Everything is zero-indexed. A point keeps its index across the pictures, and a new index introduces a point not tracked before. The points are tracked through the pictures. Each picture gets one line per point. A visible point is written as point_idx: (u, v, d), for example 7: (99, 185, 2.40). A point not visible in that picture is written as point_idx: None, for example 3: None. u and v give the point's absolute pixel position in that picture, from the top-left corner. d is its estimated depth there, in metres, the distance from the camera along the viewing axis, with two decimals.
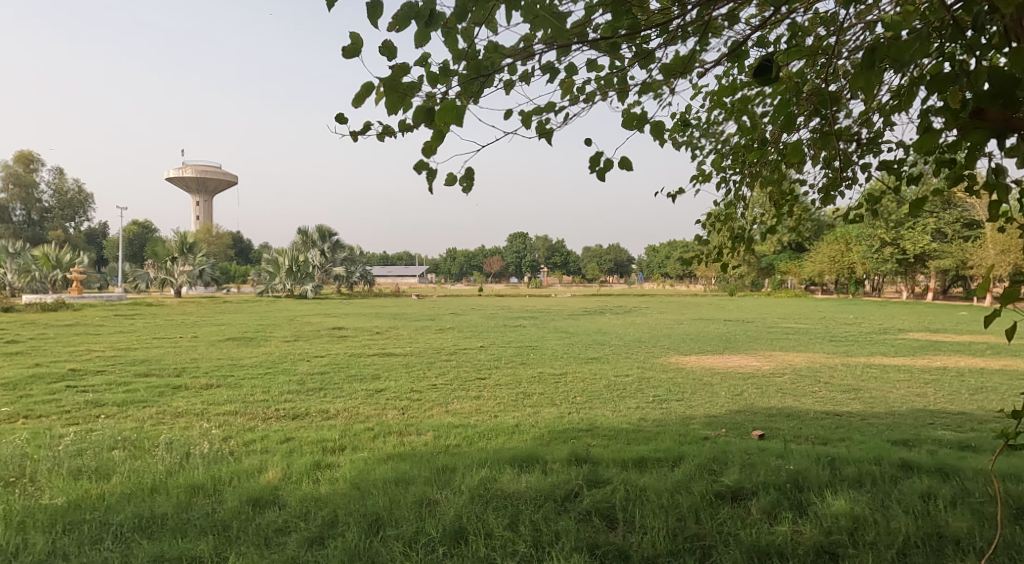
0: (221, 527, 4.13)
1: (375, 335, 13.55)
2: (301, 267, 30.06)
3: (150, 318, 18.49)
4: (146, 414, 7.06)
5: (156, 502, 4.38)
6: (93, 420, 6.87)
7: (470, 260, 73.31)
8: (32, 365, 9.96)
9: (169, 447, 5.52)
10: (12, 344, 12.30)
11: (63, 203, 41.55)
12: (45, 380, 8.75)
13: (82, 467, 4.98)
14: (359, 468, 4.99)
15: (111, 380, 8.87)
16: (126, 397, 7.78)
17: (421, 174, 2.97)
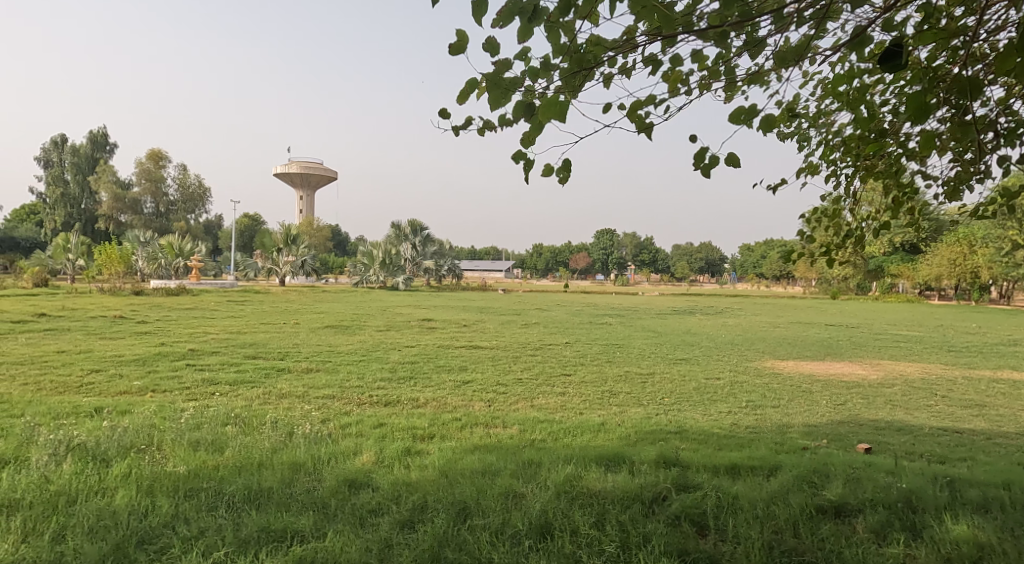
0: (320, 505, 4.27)
1: (462, 328, 13.77)
2: (393, 260, 31.24)
3: (257, 304, 19.34)
4: (254, 394, 7.38)
5: (263, 476, 4.58)
6: (208, 396, 7.25)
7: (557, 256, 73.55)
8: (157, 343, 10.68)
9: (275, 426, 5.77)
10: (138, 324, 13.19)
11: (186, 196, 43.60)
12: (169, 358, 9.34)
13: (200, 439, 5.25)
14: (447, 457, 5.06)
15: (224, 360, 9.36)
16: (237, 376, 8.20)
17: (520, 162, 3.35)
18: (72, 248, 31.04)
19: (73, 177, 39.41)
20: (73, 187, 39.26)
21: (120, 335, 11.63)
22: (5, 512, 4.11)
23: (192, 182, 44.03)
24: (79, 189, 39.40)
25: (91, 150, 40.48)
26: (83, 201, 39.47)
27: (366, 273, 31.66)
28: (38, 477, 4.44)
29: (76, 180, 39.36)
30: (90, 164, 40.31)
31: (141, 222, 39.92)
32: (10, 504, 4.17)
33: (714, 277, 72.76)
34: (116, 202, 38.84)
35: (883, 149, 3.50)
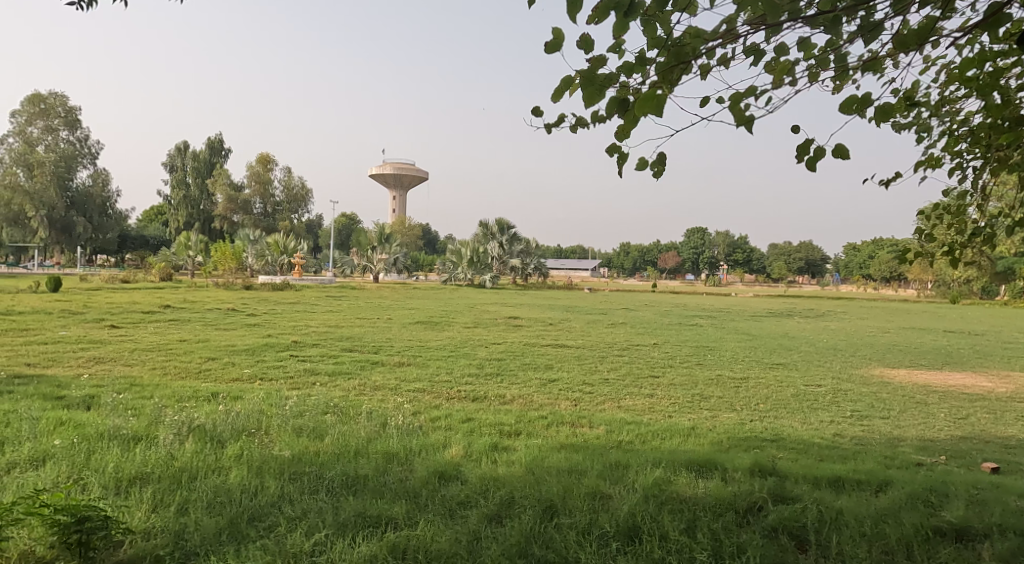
0: (412, 494, 4.34)
1: (549, 326, 13.77)
2: (481, 258, 31.57)
3: (353, 300, 19.95)
4: (350, 385, 7.61)
5: (359, 464, 4.71)
6: (309, 386, 7.55)
7: (646, 256, 72.67)
8: (265, 335, 11.27)
9: (370, 416, 5.93)
10: (247, 318, 13.92)
11: (292, 198, 45.43)
12: (274, 349, 9.89)
13: (302, 426, 5.49)
14: (534, 454, 5.04)
15: (323, 352, 9.74)
16: (335, 368, 8.50)
17: (614, 155, 3.46)
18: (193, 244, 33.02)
19: (193, 179, 41.96)
20: (193, 189, 41.93)
21: (231, 328, 12.32)
22: (136, 483, 4.40)
23: (296, 184, 45.72)
24: (199, 190, 42.00)
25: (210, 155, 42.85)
26: (202, 202, 42.04)
27: (454, 270, 32.30)
28: (164, 453, 4.73)
29: (197, 183, 42.02)
30: (208, 168, 42.64)
31: (252, 222, 42.23)
32: (142, 477, 4.46)
33: (814, 278, 69.94)
34: (230, 202, 41.33)
35: (1019, 138, 3.31)
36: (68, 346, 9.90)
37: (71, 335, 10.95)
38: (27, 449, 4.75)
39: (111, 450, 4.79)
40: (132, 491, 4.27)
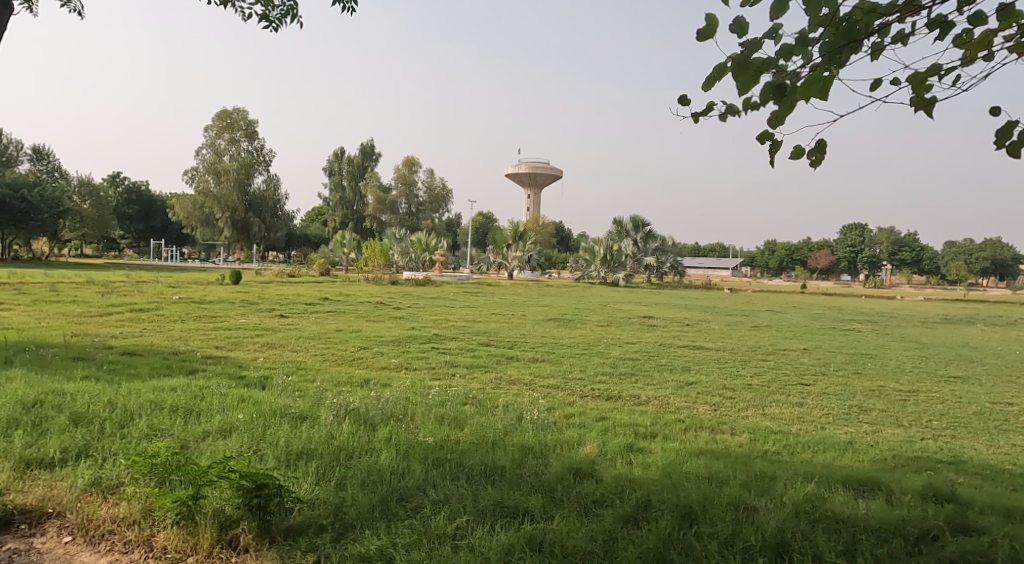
0: (547, 489, 4.33)
1: (685, 326, 13.37)
2: (615, 256, 31.31)
3: (491, 296, 20.27)
4: (488, 378, 7.69)
5: (497, 455, 4.80)
6: (449, 376, 7.80)
7: (792, 254, 69.32)
8: (409, 328, 11.80)
9: (506, 409, 6.04)
10: (394, 311, 14.66)
11: (434, 198, 46.96)
12: (418, 340, 10.41)
13: (443, 416, 5.72)
14: (671, 457, 4.85)
15: (462, 345, 10.01)
16: (472, 361, 8.70)
17: (766, 144, 3.30)
18: (348, 242, 35.91)
19: (348, 183, 44.47)
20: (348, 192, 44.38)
21: (380, 320, 13.06)
22: (304, 456, 4.75)
23: (438, 185, 47.27)
24: (353, 194, 44.40)
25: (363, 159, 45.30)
26: (356, 204, 44.39)
27: (587, 268, 32.36)
28: (325, 432, 5.11)
29: (352, 186, 44.42)
30: (361, 172, 45.38)
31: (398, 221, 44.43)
32: (308, 451, 4.80)
33: (987, 279, 63.78)
34: (381, 203, 43.73)
35: None
36: (245, 336, 11.41)
37: (247, 325, 12.87)
38: (217, 422, 5.32)
39: (281, 427, 5.23)
40: (301, 463, 4.62)
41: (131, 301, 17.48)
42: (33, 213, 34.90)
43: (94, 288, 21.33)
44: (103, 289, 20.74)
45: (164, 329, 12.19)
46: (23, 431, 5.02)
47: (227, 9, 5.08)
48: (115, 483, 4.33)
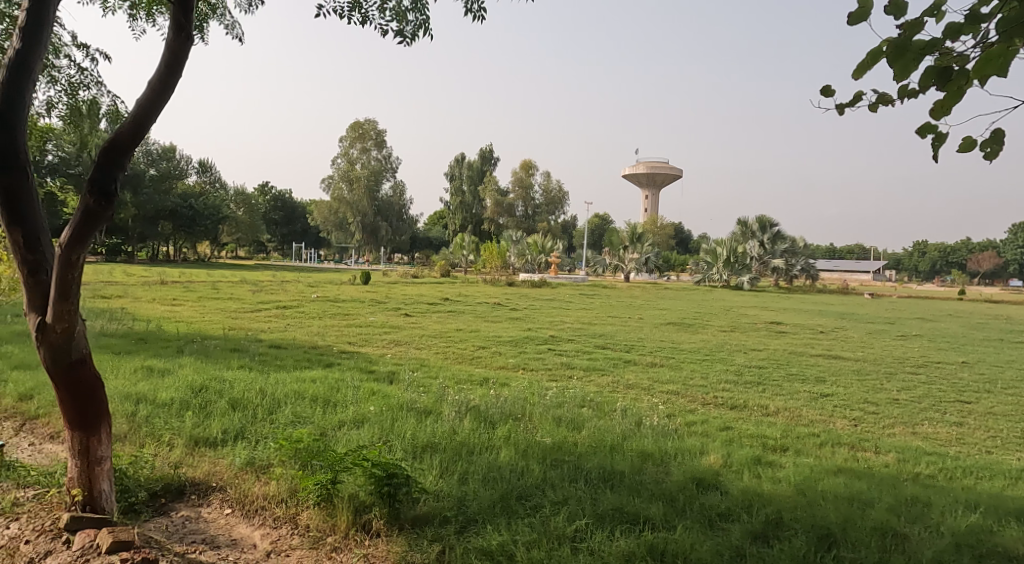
0: (669, 497, 4.18)
1: (818, 334, 12.52)
2: (738, 258, 30.26)
3: (609, 298, 20.03)
4: (605, 381, 7.45)
5: (616, 459, 4.70)
6: (565, 378, 7.64)
7: (949, 257, 64.10)
8: (527, 328, 11.82)
9: (625, 413, 5.85)
10: (512, 312, 14.77)
11: (551, 201, 46.91)
12: (534, 341, 10.30)
13: (562, 416, 5.67)
14: (806, 473, 4.52)
15: (578, 347, 9.84)
16: (589, 363, 8.48)
17: (928, 139, 2.91)
18: (468, 243, 36.11)
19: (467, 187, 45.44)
20: (467, 196, 45.39)
21: (497, 320, 13.15)
22: (429, 449, 4.88)
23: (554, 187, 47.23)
24: (472, 197, 45.36)
25: (483, 163, 45.86)
26: (475, 208, 45.46)
27: (709, 271, 31.45)
28: (449, 427, 5.24)
29: (471, 190, 45.32)
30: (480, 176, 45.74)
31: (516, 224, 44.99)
32: (433, 445, 4.94)
33: None
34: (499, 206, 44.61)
35: None
36: (376, 332, 11.94)
37: (376, 323, 13.46)
38: (350, 413, 5.63)
39: (408, 419, 5.43)
40: (426, 456, 4.74)
41: (276, 298, 18.76)
42: (199, 218, 40.70)
43: (244, 286, 23.14)
44: (251, 288, 22.41)
45: (303, 326, 13.00)
46: (193, 412, 6.16)
47: (359, 23, 4.75)
48: (266, 463, 4.90)
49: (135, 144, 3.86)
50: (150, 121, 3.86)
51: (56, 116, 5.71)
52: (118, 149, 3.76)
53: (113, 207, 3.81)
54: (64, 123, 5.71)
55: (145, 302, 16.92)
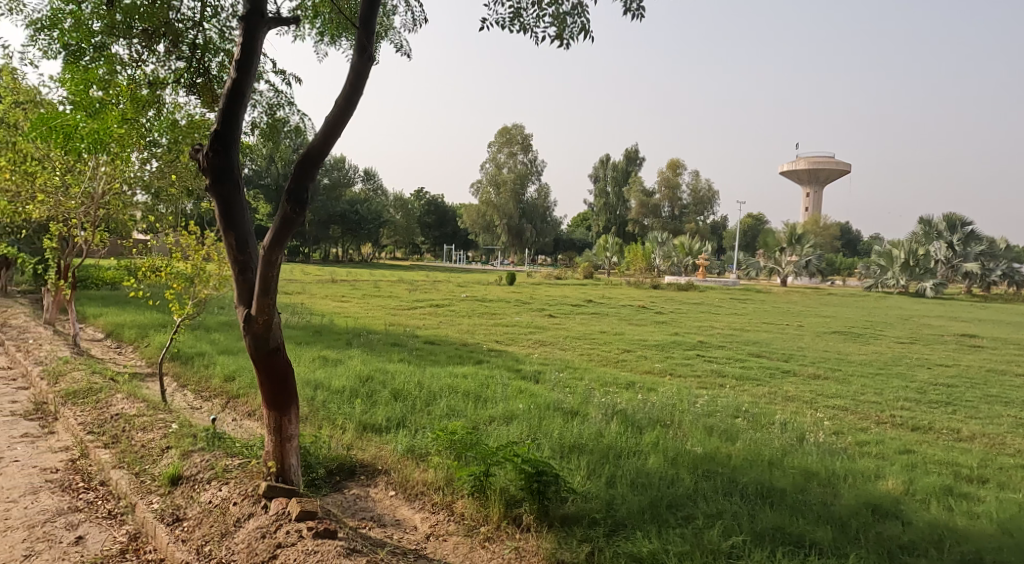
0: (840, 523, 4.81)
1: (1019, 349, 11.48)
2: (920, 261, 27.90)
3: (766, 303, 19.53)
4: (761, 393, 7.96)
5: (774, 476, 5.39)
6: (717, 386, 8.29)
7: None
8: (673, 333, 12.44)
9: (784, 427, 6.59)
10: (657, 316, 15.27)
11: (699, 201, 45.39)
12: (682, 347, 11.00)
13: (713, 426, 6.45)
14: (1002, 510, 5.05)
15: (730, 354, 10.35)
16: (743, 372, 8.98)
17: None
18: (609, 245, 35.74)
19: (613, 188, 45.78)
20: (613, 196, 45.83)
21: (645, 325, 13.77)
22: (575, 450, 5.74)
23: (703, 186, 45.35)
24: (617, 198, 45.68)
25: (626, 164, 45.74)
26: (619, 208, 45.72)
27: (883, 276, 29.38)
28: (595, 430, 6.12)
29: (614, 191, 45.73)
30: (626, 177, 45.93)
31: (661, 225, 44.82)
32: (579, 446, 5.79)
33: None
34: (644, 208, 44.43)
35: None
36: (520, 334, 12.72)
37: (521, 323, 14.19)
38: (500, 410, 6.67)
39: (554, 420, 6.36)
40: (572, 456, 5.58)
41: (430, 297, 19.94)
42: (364, 223, 42.96)
43: (402, 285, 24.66)
44: (411, 286, 23.89)
45: (456, 324, 13.92)
46: (360, 401, 7.02)
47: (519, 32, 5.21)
48: (423, 452, 5.84)
49: (327, 152, 4.76)
50: (337, 135, 4.70)
51: (253, 134, 6.40)
52: (311, 161, 4.68)
53: (303, 212, 4.71)
54: (260, 139, 6.37)
55: (318, 297, 18.72)
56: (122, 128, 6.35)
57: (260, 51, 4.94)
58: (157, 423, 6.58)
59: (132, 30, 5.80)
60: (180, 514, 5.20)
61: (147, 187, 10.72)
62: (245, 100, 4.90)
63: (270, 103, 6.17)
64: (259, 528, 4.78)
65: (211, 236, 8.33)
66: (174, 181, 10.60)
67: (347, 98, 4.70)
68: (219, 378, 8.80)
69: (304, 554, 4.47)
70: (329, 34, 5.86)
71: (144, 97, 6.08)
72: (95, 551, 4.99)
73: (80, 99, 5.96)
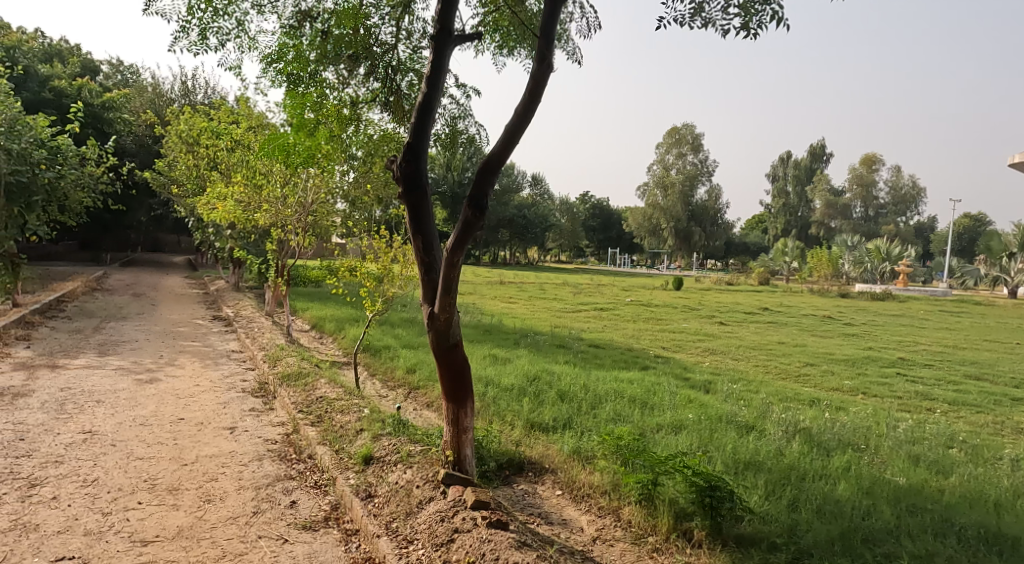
0: None
1: None
2: None
3: (986, 319, 18.62)
4: (983, 421, 8.26)
5: (997, 520, 5.22)
6: (926, 410, 8.68)
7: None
8: (869, 348, 12.95)
9: (1015, 465, 6.55)
10: (846, 329, 15.63)
11: (898, 199, 47.28)
12: (879, 363, 11.44)
13: (921, 456, 6.55)
14: None
15: (939, 375, 10.69)
16: (957, 397, 9.31)
17: None
18: (790, 251, 36.43)
19: (795, 188, 48.08)
20: (794, 197, 48.18)
21: (832, 337, 14.26)
22: (750, 466, 5.96)
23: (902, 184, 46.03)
24: (798, 198, 47.93)
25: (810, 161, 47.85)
26: (801, 208, 47.96)
27: None
28: (775, 448, 6.32)
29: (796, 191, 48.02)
30: (808, 175, 47.90)
31: (851, 227, 45.54)
32: (754, 463, 5.99)
33: None
34: (829, 208, 45.63)
35: None
36: (688, 341, 12.99)
37: (690, 330, 14.42)
38: (668, 420, 7.08)
39: (725, 433, 6.68)
40: (748, 473, 5.81)
41: (594, 299, 20.56)
42: (531, 227, 44.63)
43: (566, 287, 25.57)
44: (576, 289, 24.69)
45: (620, 327, 14.49)
46: (529, 399, 7.73)
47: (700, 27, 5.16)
48: (588, 454, 6.26)
49: (505, 160, 5.25)
50: (513, 144, 5.09)
51: (435, 145, 7.11)
52: (489, 169, 5.19)
53: (481, 217, 5.20)
54: (441, 149, 7.07)
55: (486, 297, 19.96)
56: (327, 146, 6.83)
57: (447, 66, 5.60)
58: (352, 407, 7.53)
59: (340, 57, 6.51)
60: (372, 490, 5.81)
61: (345, 196, 11.98)
62: (434, 112, 5.57)
63: (453, 115, 6.94)
64: (439, 512, 5.22)
65: (397, 239, 9.36)
66: (368, 190, 11.93)
67: (525, 108, 5.03)
68: (401, 370, 9.83)
69: (478, 542, 4.81)
70: (508, 46, 6.40)
71: (347, 116, 6.63)
72: (305, 515, 5.69)
73: (297, 122, 6.46)
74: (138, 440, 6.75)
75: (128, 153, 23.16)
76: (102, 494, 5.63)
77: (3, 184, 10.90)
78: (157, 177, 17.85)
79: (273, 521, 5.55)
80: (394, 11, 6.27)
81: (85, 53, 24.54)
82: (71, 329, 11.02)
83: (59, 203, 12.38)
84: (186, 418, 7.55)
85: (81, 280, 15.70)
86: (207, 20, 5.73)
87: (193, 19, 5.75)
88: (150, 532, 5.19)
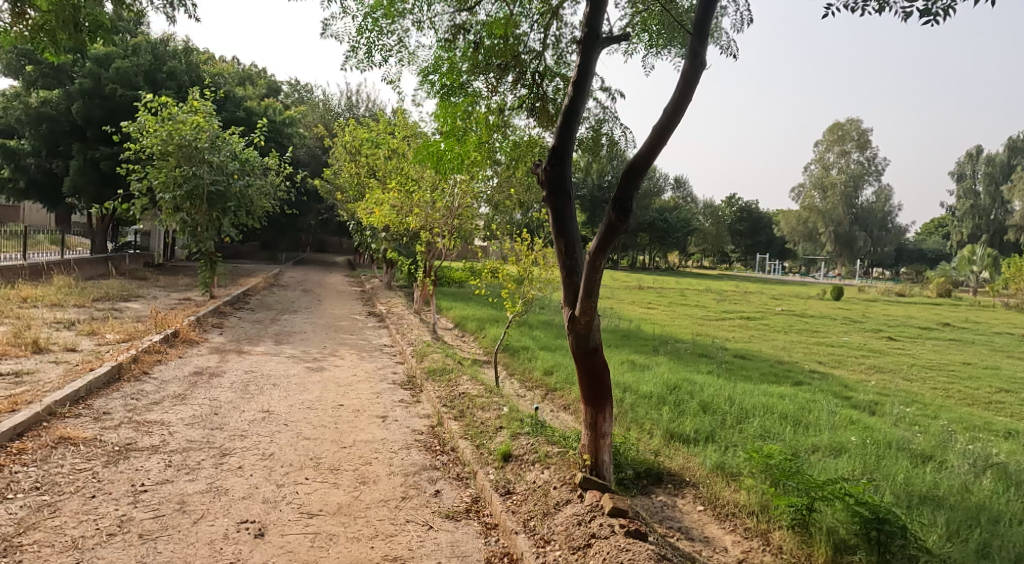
0: None
1: None
2: None
3: None
4: None
5: None
6: None
7: None
8: None
9: None
10: None
11: None
12: None
13: None
14: None
15: None
16: None
17: None
18: (981, 260, 33.36)
19: (987, 187, 45.43)
20: (985, 198, 45.59)
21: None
22: (926, 502, 5.78)
23: None
24: (990, 199, 45.43)
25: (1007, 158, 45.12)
26: (992, 211, 45.38)
27: None
28: (961, 484, 6.06)
29: (987, 191, 45.43)
30: (1004, 172, 45.07)
31: None
32: (932, 498, 5.82)
33: None
34: None
35: None
36: (848, 356, 12.49)
37: (851, 345, 13.80)
38: (826, 442, 6.95)
39: (894, 462, 6.47)
40: (921, 508, 5.63)
41: (741, 307, 20.16)
42: (672, 231, 43.99)
43: (711, 294, 25.06)
44: (719, 296, 24.20)
45: (770, 338, 14.17)
46: (670, 408, 7.84)
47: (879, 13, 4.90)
48: (734, 471, 6.30)
49: (650, 162, 5.42)
50: (659, 146, 5.25)
51: (579, 149, 7.38)
52: (634, 172, 5.37)
53: (626, 220, 5.37)
54: (584, 152, 7.33)
55: (627, 303, 20.01)
56: (476, 153, 7.25)
57: (593, 69, 5.86)
58: (492, 405, 7.93)
59: (490, 66, 6.94)
60: (510, 487, 6.19)
61: (488, 200, 12.54)
62: (578, 117, 5.82)
63: (597, 118, 7.21)
64: (576, 516, 5.49)
65: (539, 242, 9.69)
66: (512, 194, 12.41)
67: (673, 109, 5.19)
68: (539, 371, 10.19)
69: (617, 550, 5.00)
70: (657, 45, 6.56)
71: (494, 123, 7.04)
72: (448, 505, 6.10)
73: (447, 128, 6.96)
74: (306, 421, 7.50)
75: (302, 164, 25.19)
76: (276, 467, 6.33)
77: (205, 193, 12.43)
78: (327, 186, 19.38)
79: (418, 507, 6.01)
80: (542, 18, 6.62)
81: (270, 75, 26.97)
82: (252, 320, 12.25)
83: (247, 209, 13.77)
84: (345, 404, 8.28)
85: (260, 277, 17.35)
86: (373, 38, 6.32)
87: (362, 37, 6.37)
88: (315, 506, 5.76)
